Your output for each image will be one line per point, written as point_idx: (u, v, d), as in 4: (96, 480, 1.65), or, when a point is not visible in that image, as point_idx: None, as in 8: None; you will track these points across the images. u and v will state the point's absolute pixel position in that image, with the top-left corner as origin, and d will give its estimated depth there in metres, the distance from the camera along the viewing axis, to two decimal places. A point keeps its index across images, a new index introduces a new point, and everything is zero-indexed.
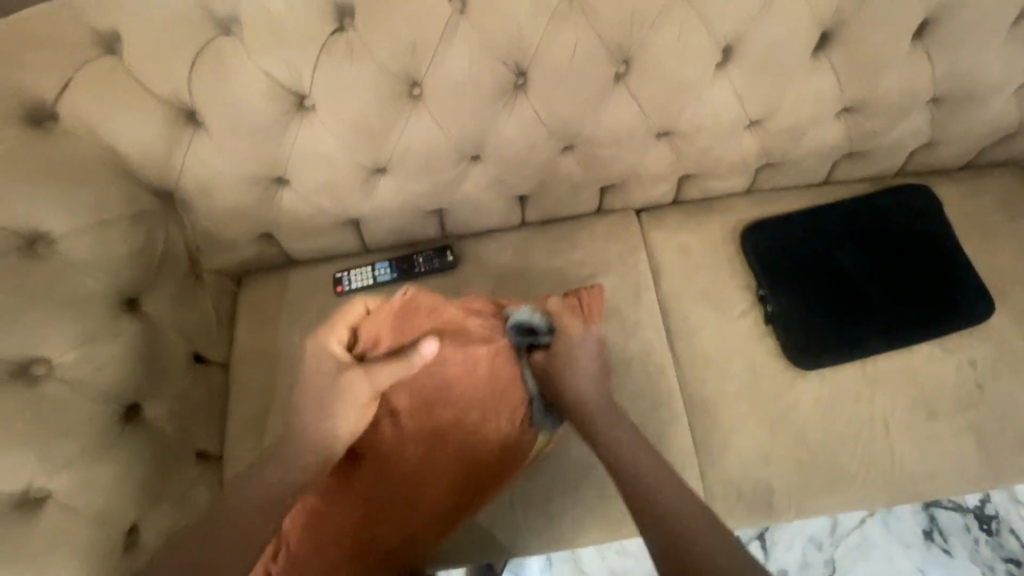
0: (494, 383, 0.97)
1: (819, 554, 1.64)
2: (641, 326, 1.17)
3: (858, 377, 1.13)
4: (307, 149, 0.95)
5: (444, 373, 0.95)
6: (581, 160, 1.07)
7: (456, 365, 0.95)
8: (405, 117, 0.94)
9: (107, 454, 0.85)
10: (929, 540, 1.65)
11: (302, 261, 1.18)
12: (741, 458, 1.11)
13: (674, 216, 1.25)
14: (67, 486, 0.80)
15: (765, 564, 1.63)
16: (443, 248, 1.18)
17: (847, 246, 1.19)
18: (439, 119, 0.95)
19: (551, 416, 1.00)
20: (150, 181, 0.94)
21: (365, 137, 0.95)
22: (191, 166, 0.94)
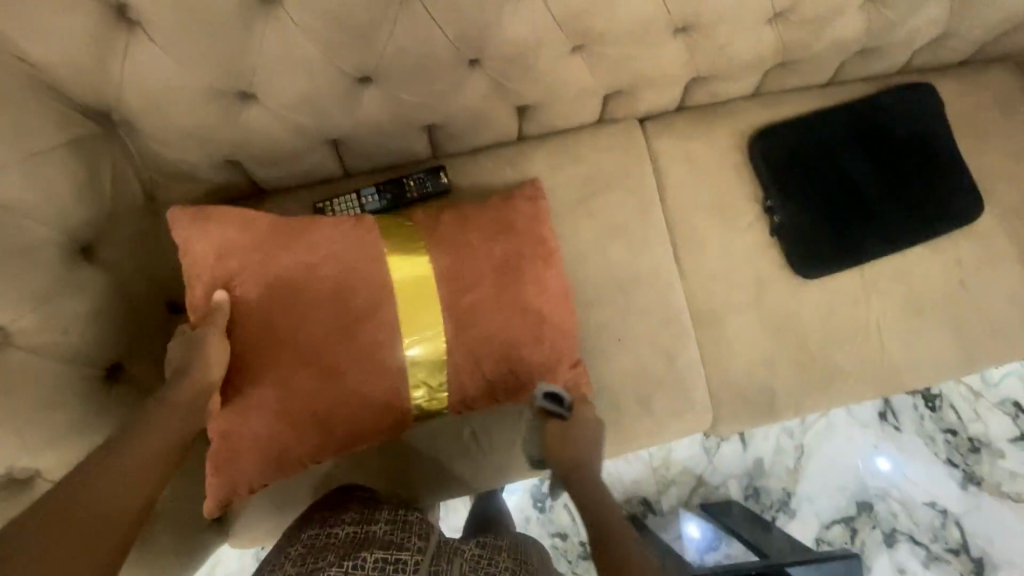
0: (287, 232, 0.88)
1: (790, 440, 1.80)
2: (649, 243, 1.14)
3: (856, 281, 1.16)
4: (278, 55, 0.79)
5: (220, 241, 0.86)
6: (592, 61, 0.95)
7: (230, 230, 0.86)
8: (394, 11, 0.78)
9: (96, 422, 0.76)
10: (884, 420, 1.84)
11: (276, 190, 1.08)
12: (746, 366, 1.14)
13: (680, 123, 1.17)
14: (59, 462, 0.72)
15: (743, 451, 1.78)
16: (435, 169, 1.10)
17: (850, 150, 1.16)
18: (437, 14, 0.80)
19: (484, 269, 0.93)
20: (83, 99, 0.77)
21: (346, 37, 0.79)
22: (133, 81, 0.76)
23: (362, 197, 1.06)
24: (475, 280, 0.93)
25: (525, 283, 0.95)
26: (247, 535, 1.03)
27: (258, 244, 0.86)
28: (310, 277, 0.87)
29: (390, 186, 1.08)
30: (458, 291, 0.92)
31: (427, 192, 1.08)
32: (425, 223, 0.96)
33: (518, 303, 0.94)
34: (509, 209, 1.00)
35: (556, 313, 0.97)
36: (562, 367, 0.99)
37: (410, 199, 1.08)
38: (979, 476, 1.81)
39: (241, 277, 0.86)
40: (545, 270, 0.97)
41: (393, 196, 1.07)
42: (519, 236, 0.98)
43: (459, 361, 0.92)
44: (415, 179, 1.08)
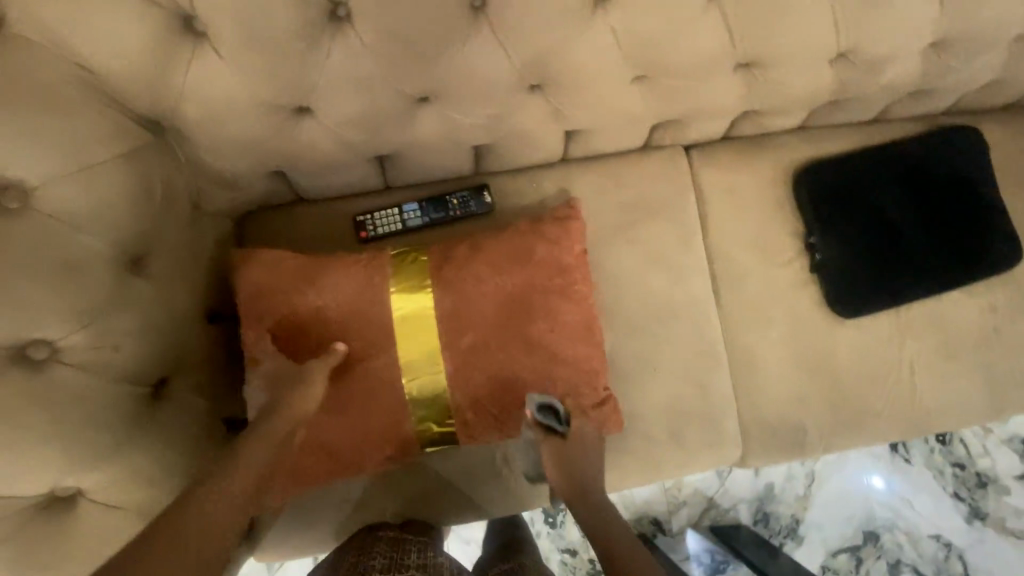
0: (307, 273, 0.91)
1: (802, 467, 1.80)
2: (689, 274, 1.13)
3: (892, 323, 1.15)
4: (340, 73, 0.76)
5: (251, 282, 0.90)
6: (652, 92, 0.93)
7: (261, 271, 0.90)
8: (462, 35, 0.77)
9: (145, 443, 0.74)
10: (894, 452, 1.87)
11: (315, 199, 1.05)
12: (778, 402, 1.14)
13: (725, 153, 1.16)
14: (102, 483, 0.70)
15: (755, 477, 1.78)
16: (479, 188, 1.08)
17: (894, 191, 1.16)
18: (504, 40, 0.79)
19: (498, 301, 0.92)
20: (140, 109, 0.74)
21: (411, 58, 0.77)
22: (192, 94, 0.74)
23: (403, 214, 1.05)
24: (482, 318, 0.91)
25: (543, 316, 0.93)
26: (272, 550, 1.02)
27: (282, 281, 0.90)
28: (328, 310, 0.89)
29: (432, 203, 1.06)
30: (463, 329, 0.91)
31: (470, 212, 1.06)
32: (437, 255, 0.94)
33: (528, 339, 0.92)
34: (543, 234, 0.97)
35: (573, 347, 0.94)
36: (583, 403, 0.95)
37: (453, 218, 1.06)
38: (983, 512, 1.78)
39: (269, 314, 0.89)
40: (561, 303, 0.94)
41: (435, 213, 1.06)
42: (534, 264, 0.95)
43: (471, 399, 0.92)
44: (458, 197, 1.06)
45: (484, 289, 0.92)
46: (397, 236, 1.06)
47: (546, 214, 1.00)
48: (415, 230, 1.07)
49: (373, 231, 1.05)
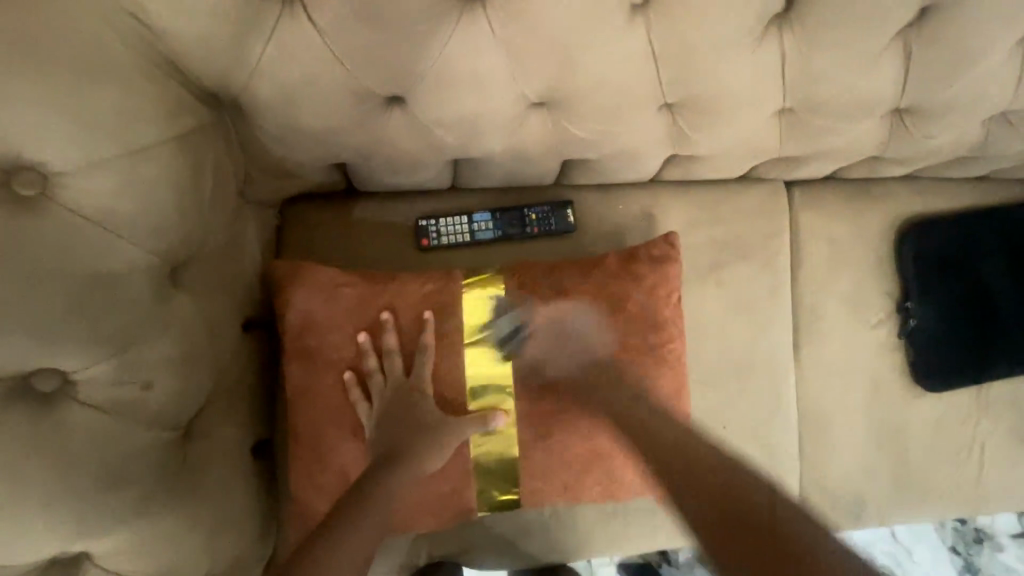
0: (367, 302, 0.80)
1: None
2: (775, 326, 1.03)
3: (970, 400, 1.09)
4: (463, 65, 0.64)
5: (305, 309, 0.79)
6: (792, 128, 0.82)
7: (314, 297, 0.79)
8: (613, 37, 0.64)
9: (179, 492, 0.62)
10: None
11: (369, 195, 0.92)
12: (844, 471, 1.06)
13: (829, 196, 1.05)
14: (130, 539, 0.58)
15: None
16: (562, 204, 0.94)
17: (1001, 261, 1.07)
18: (655, 51, 0.67)
19: (588, 359, 0.82)
20: (200, 83, 0.62)
21: (553, 59, 0.65)
22: (275, 68, 0.61)
23: (472, 223, 0.91)
24: (564, 378, 0.81)
25: (633, 379, 0.82)
26: None
27: (338, 311, 0.79)
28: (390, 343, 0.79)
29: (507, 215, 0.92)
30: (543, 389, 0.81)
31: (548, 231, 0.93)
32: (520, 296, 0.82)
33: (612, 407, 0.82)
34: (638, 274, 0.85)
35: (660, 414, 0.83)
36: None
37: (528, 235, 0.93)
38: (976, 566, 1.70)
39: (318, 344, 0.78)
40: (652, 368, 0.84)
41: (509, 228, 0.92)
42: (627, 321, 0.84)
43: (539, 466, 0.82)
44: (537, 213, 0.93)
45: (573, 345, 0.82)
46: (461, 248, 0.92)
47: (640, 250, 0.87)
48: (483, 244, 0.93)
49: (436, 239, 0.91)
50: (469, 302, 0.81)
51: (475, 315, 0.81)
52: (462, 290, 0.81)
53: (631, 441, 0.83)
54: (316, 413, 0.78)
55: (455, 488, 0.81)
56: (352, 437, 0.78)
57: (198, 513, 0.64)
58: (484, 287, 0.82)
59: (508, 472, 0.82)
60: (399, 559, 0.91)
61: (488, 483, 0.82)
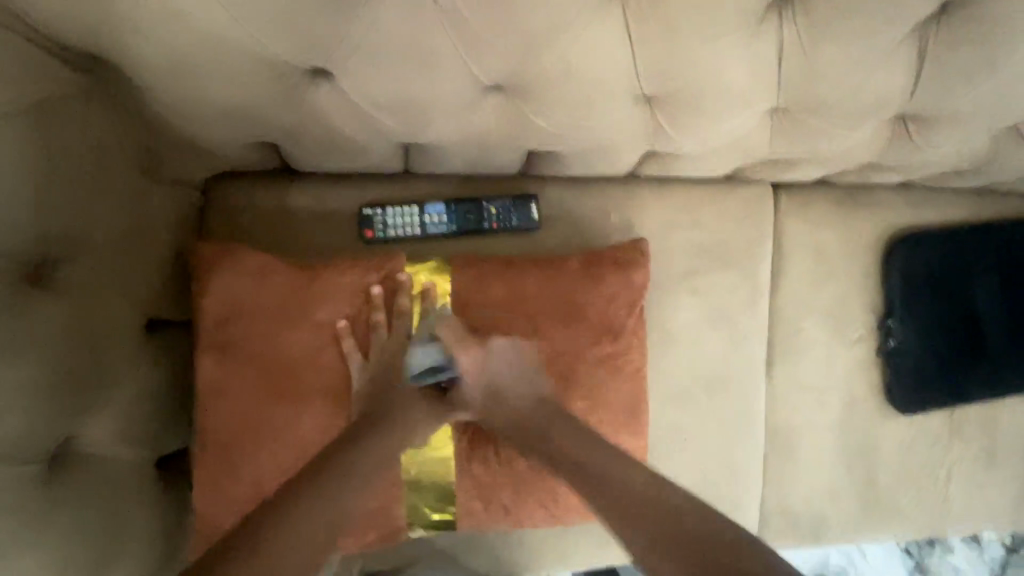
0: (299, 290, 0.70)
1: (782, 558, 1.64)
2: (750, 340, 0.96)
3: (943, 423, 1.05)
4: (396, 35, 0.54)
5: (226, 296, 0.68)
6: (786, 130, 0.72)
7: (237, 283, 0.69)
8: (584, 12, 0.54)
9: (47, 532, 0.52)
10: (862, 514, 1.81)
11: (308, 177, 0.81)
12: (808, 491, 1.02)
13: (818, 202, 0.97)
14: None
15: None
16: (526, 197, 0.84)
17: (989, 280, 1.01)
18: (635, 33, 0.57)
19: (541, 373, 0.73)
20: (64, 42, 0.53)
21: (509, 33, 0.55)
22: (170, 26, 0.52)
23: (424, 215, 0.81)
24: (513, 381, 0.73)
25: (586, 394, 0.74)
26: None
27: (263, 301, 0.69)
28: (320, 336, 0.70)
29: (463, 208, 0.82)
30: (489, 391, 0.73)
31: (509, 227, 0.83)
32: (470, 291, 0.75)
33: (566, 416, 0.74)
34: (596, 277, 0.78)
35: (614, 430, 0.76)
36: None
37: (485, 231, 0.83)
38: (926, 567, 1.64)
39: (235, 335, 0.68)
40: (608, 380, 0.76)
41: (465, 222, 0.82)
42: (584, 325, 0.76)
43: (478, 477, 0.74)
44: (497, 206, 0.83)
45: (525, 357, 0.73)
46: (410, 242, 0.82)
47: (604, 252, 0.79)
48: (435, 238, 0.83)
49: (382, 230, 0.80)
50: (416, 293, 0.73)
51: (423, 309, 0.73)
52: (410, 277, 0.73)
53: None
54: (235, 414, 0.68)
55: (383, 506, 0.72)
56: (272, 442, 0.68)
57: (71, 552, 0.54)
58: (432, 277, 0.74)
59: (442, 491, 0.73)
60: None
61: (417, 501, 0.73)
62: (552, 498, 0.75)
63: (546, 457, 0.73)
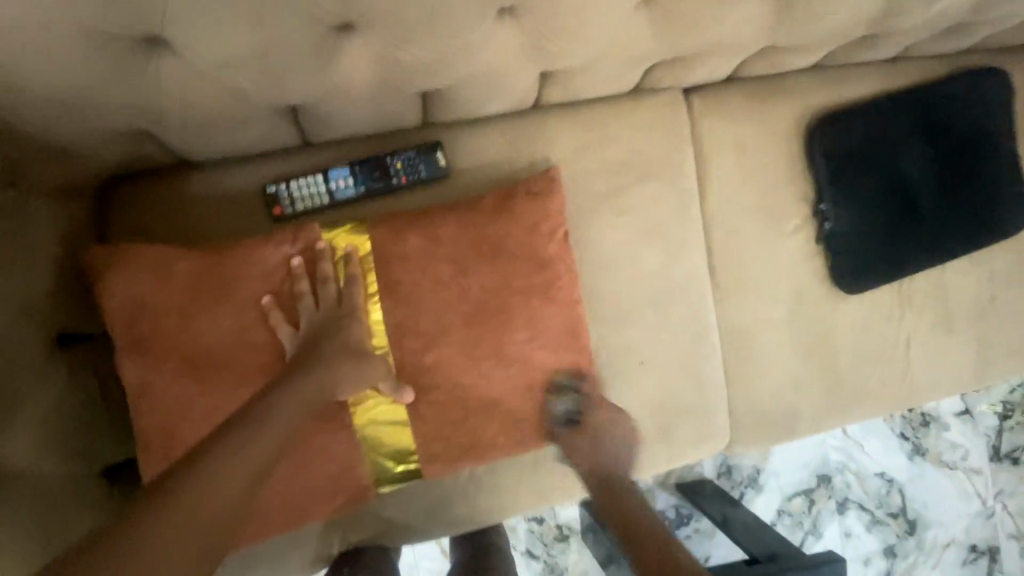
0: (211, 276, 0.69)
1: (790, 482, 1.61)
2: (688, 250, 0.96)
3: (894, 297, 1.06)
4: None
5: (138, 293, 0.67)
6: (662, 23, 0.71)
7: (146, 280, 0.68)
8: None
9: None
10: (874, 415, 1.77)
11: (205, 165, 0.79)
12: (772, 387, 1.03)
13: (730, 99, 0.96)
14: None
15: (729, 491, 1.59)
16: (430, 146, 0.83)
17: (913, 146, 1.01)
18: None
19: (467, 314, 0.73)
20: None
21: None
22: None
23: (329, 182, 0.80)
24: (433, 323, 0.73)
25: (515, 325, 0.74)
26: None
27: (176, 293, 0.68)
28: (240, 317, 0.69)
29: (369, 167, 0.81)
30: (410, 338, 0.72)
31: (419, 178, 0.82)
32: (380, 246, 0.73)
33: (495, 349, 0.74)
34: (509, 209, 0.77)
35: (551, 356, 0.76)
36: (564, 417, 0.78)
37: (395, 186, 0.82)
38: (924, 447, 1.67)
39: (156, 329, 0.67)
40: (536, 306, 0.75)
41: (372, 182, 0.81)
42: (504, 260, 0.75)
43: (428, 428, 0.74)
44: (403, 160, 0.82)
45: (450, 301, 0.73)
46: (322, 211, 0.81)
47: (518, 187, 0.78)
48: (347, 203, 0.82)
49: (290, 205, 0.79)
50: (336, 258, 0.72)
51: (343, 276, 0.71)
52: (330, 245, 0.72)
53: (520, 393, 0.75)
54: (168, 405, 0.68)
55: (345, 468, 0.73)
56: (209, 425, 0.68)
57: (10, 560, 0.56)
58: (349, 240, 0.72)
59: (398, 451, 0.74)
60: (312, 551, 0.85)
61: (374, 455, 0.74)
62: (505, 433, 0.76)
63: (488, 392, 0.74)
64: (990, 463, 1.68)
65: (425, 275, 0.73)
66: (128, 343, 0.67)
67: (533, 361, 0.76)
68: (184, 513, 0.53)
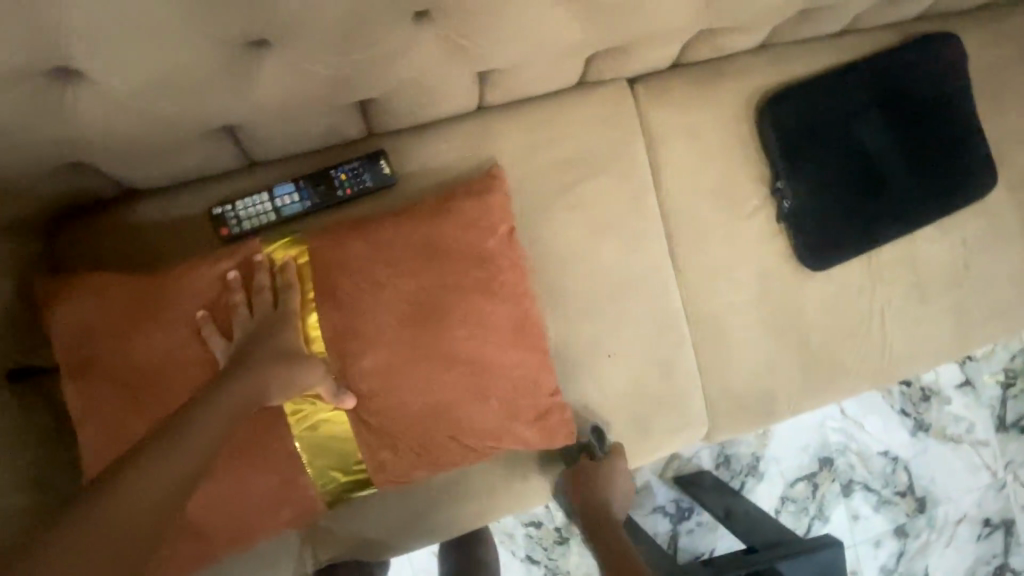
0: (146, 297, 0.69)
1: (793, 467, 1.57)
2: (646, 239, 0.95)
3: (862, 270, 1.04)
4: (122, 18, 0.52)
5: (75, 321, 0.68)
6: (584, 14, 0.71)
7: (82, 307, 0.68)
8: None
9: None
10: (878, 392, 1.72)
11: (145, 193, 0.79)
12: (746, 371, 1.02)
13: (676, 85, 0.95)
14: None
15: (730, 481, 1.55)
16: (373, 155, 0.83)
17: (869, 117, 1.00)
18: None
19: (414, 318, 0.73)
20: None
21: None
22: None
23: (274, 199, 0.80)
24: (380, 332, 0.72)
25: (463, 326, 0.74)
26: None
27: (112, 317, 0.68)
28: (177, 335, 0.68)
29: (313, 181, 0.81)
30: (357, 349, 0.71)
31: (364, 187, 0.82)
32: (322, 255, 0.73)
33: (444, 353, 0.73)
34: (449, 211, 0.77)
35: (504, 355, 0.76)
36: (522, 416, 0.77)
37: (341, 198, 0.82)
38: (927, 423, 1.63)
39: (93, 353, 0.68)
40: (483, 304, 0.75)
41: (317, 195, 0.81)
42: (448, 259, 0.76)
43: (383, 435, 0.74)
44: (346, 171, 0.82)
45: (395, 305, 0.73)
46: (270, 229, 0.81)
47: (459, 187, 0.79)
48: (295, 219, 0.82)
49: (237, 225, 0.79)
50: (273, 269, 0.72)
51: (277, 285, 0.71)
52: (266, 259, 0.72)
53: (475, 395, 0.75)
54: (113, 430, 0.67)
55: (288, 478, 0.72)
56: None
57: None
58: (288, 251, 0.74)
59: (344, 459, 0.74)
60: (286, 570, 0.84)
61: (324, 466, 0.74)
62: (464, 436, 0.76)
63: (442, 396, 0.74)
64: (996, 434, 1.65)
65: (369, 282, 0.73)
66: (69, 371, 0.68)
67: (487, 361, 0.75)
68: (97, 529, 0.55)
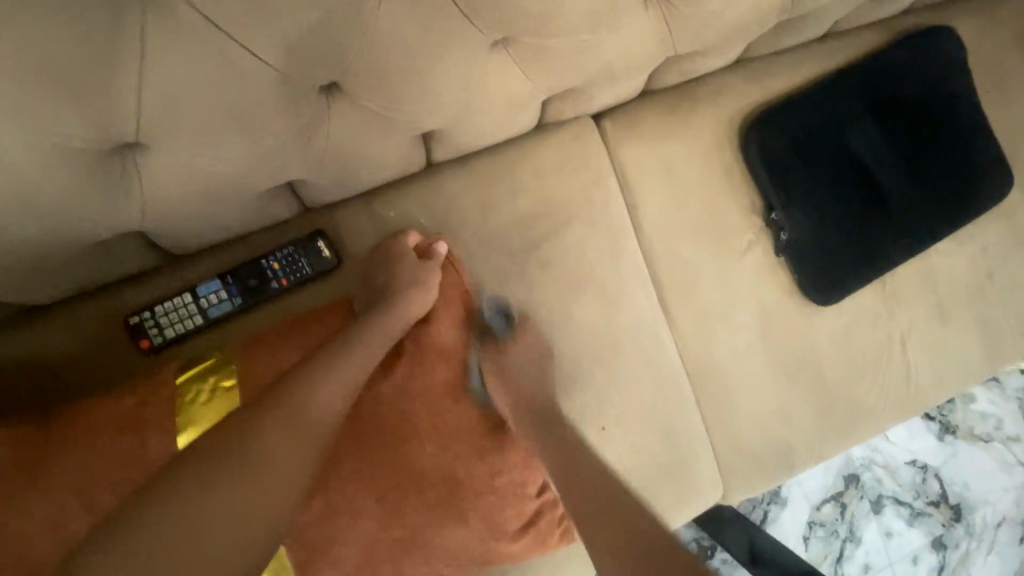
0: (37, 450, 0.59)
1: (819, 492, 1.43)
2: (631, 291, 0.85)
3: (874, 296, 0.94)
4: None
5: None
6: (523, 59, 0.61)
7: None
8: (140, 37, 0.43)
9: None
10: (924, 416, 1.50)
11: (31, 314, 0.68)
12: (758, 423, 0.91)
13: (647, 117, 0.85)
14: None
15: (751, 517, 1.40)
16: (310, 236, 0.73)
17: (865, 128, 0.90)
18: (245, 17, 0.45)
19: (365, 438, 0.65)
20: None
21: (78, 91, 0.45)
22: None
23: (198, 299, 0.69)
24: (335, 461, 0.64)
25: (430, 442, 0.67)
26: None
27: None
28: (71, 498, 0.58)
29: (242, 275, 0.70)
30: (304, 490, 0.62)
31: (303, 274, 0.72)
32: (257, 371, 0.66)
33: (410, 477, 0.66)
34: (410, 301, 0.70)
35: (474, 464, 0.69)
36: (508, 532, 0.70)
37: (276, 290, 0.71)
38: (953, 424, 1.51)
39: None
40: (449, 409, 0.70)
41: (249, 290, 0.70)
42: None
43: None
44: (280, 258, 0.71)
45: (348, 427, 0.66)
46: (196, 333, 0.70)
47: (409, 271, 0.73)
48: (225, 318, 0.71)
49: (157, 335, 0.68)
50: (186, 404, 0.64)
51: (195, 423, 0.63)
52: (177, 392, 0.64)
53: (448, 515, 0.67)
54: None
55: None
56: None
57: None
58: (206, 379, 0.65)
59: None
60: None
61: None
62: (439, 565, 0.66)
63: (407, 522, 0.65)
64: None
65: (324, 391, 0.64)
66: None
67: (457, 474, 0.68)
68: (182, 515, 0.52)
